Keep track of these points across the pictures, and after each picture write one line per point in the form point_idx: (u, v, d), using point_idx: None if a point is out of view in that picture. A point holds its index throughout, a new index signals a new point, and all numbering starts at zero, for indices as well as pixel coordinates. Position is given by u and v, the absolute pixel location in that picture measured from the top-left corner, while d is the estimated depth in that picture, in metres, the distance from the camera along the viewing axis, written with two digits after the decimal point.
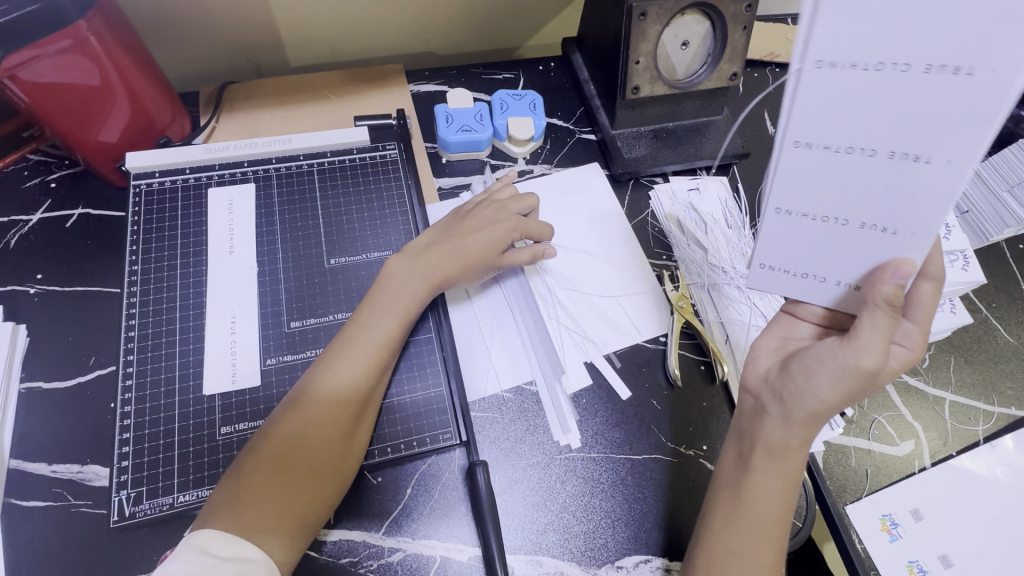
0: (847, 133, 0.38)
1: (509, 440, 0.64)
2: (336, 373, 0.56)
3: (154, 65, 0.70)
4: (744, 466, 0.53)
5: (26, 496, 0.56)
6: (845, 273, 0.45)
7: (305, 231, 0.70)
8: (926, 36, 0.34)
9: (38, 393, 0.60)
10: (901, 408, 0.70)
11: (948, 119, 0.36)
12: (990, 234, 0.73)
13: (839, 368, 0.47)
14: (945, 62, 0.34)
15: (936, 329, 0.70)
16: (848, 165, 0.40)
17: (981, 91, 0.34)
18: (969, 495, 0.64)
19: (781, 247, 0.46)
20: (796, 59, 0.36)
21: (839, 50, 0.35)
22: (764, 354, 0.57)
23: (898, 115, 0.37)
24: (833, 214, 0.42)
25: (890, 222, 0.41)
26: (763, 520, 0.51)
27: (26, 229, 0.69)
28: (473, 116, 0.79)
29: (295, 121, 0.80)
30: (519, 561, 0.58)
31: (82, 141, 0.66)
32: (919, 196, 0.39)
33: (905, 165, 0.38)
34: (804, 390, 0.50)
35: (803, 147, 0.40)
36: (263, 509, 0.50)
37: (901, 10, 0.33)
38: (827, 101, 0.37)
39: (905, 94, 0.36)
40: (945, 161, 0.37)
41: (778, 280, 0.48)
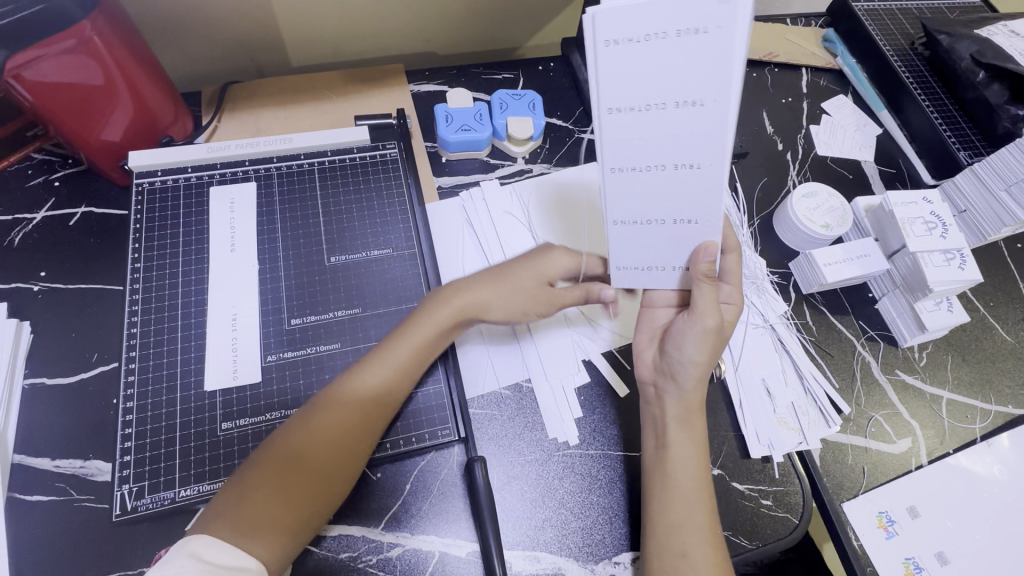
0: (640, 157, 0.47)
1: (507, 437, 0.64)
2: (366, 379, 0.57)
3: (157, 65, 0.71)
4: (659, 440, 0.59)
5: (29, 491, 0.56)
6: (675, 260, 0.54)
7: (306, 230, 0.70)
8: (662, 81, 0.42)
9: (41, 389, 0.61)
10: (899, 406, 0.71)
11: (704, 134, 0.44)
12: (987, 233, 0.74)
13: (700, 333, 0.56)
14: (688, 100, 0.43)
15: (933, 328, 0.70)
16: (651, 179, 0.48)
17: (716, 111, 0.43)
18: (965, 493, 0.65)
19: (630, 249, 0.54)
20: (595, 107, 0.44)
21: (620, 100, 0.44)
22: (646, 345, 0.64)
23: (675, 143, 0.46)
24: (651, 218, 0.51)
25: (694, 217, 0.50)
26: (690, 484, 0.56)
27: (29, 228, 0.69)
28: (472, 116, 0.79)
29: (297, 120, 0.80)
30: (517, 556, 0.59)
31: (85, 140, 0.67)
32: (706, 197, 0.48)
33: (686, 174, 0.47)
34: (678, 362, 0.59)
35: (618, 172, 0.48)
36: (274, 509, 0.51)
37: (646, 58, 0.42)
38: (625, 132, 0.45)
39: (666, 125, 0.45)
40: (712, 166, 0.46)
41: (632, 277, 0.56)
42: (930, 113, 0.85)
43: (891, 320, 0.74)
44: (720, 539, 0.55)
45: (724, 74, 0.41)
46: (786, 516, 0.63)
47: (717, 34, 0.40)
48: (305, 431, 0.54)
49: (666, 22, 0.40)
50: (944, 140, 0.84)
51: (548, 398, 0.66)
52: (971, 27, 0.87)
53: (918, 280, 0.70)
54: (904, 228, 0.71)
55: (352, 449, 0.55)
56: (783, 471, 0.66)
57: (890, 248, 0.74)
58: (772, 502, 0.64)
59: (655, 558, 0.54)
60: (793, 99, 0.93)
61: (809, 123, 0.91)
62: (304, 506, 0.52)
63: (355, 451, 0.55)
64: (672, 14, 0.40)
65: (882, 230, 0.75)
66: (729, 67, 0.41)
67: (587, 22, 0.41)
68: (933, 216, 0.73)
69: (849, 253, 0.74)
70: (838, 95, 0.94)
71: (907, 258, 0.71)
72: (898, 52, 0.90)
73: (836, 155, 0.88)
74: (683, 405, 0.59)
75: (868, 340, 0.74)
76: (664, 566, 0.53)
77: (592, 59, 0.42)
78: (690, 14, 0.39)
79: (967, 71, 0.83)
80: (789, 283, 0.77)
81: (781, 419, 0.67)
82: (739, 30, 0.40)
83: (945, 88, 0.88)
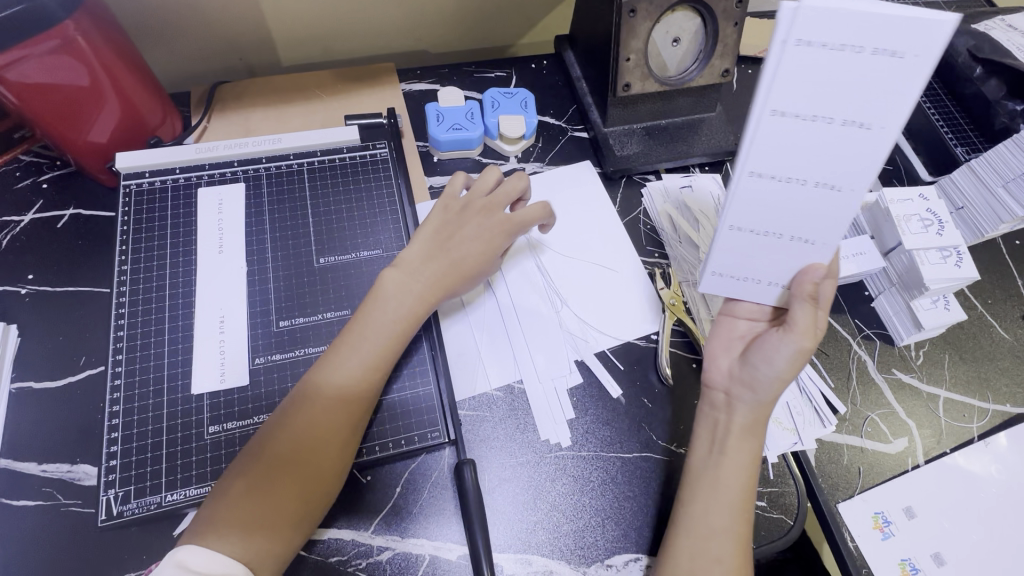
0: (786, 168, 0.48)
1: (500, 439, 0.64)
2: (339, 370, 0.56)
3: (144, 65, 0.70)
4: (717, 445, 0.58)
5: (15, 495, 0.56)
6: (776, 275, 0.56)
7: (295, 231, 0.70)
8: (835, 100, 0.44)
9: (28, 393, 0.61)
10: (895, 405, 0.70)
11: (850, 155, 0.47)
12: (984, 230, 0.73)
13: (791, 351, 0.55)
14: (856, 120, 0.45)
15: (931, 326, 0.69)
16: (785, 188, 0.50)
17: (885, 137, 0.46)
18: (961, 493, 0.64)
19: (728, 248, 0.55)
20: (758, 107, 0.45)
21: (787, 103, 0.45)
22: (720, 354, 0.62)
23: (829, 159, 0.48)
24: (770, 229, 0.53)
25: (810, 235, 0.52)
26: (735, 493, 0.55)
27: (17, 230, 0.69)
28: (464, 114, 0.78)
29: (286, 120, 0.80)
30: (508, 559, 0.58)
31: (71, 142, 0.66)
32: (836, 217, 0.51)
33: (824, 193, 0.49)
34: (762, 375, 0.58)
35: (756, 176, 0.49)
36: (254, 509, 0.50)
37: (839, 71, 0.43)
38: (782, 139, 0.47)
39: (829, 139, 0.46)
40: (851, 189, 0.49)
41: (727, 282, 0.58)
42: (927, 109, 0.85)
43: (888, 318, 0.74)
44: (748, 549, 0.55)
45: (902, 102, 0.44)
46: (780, 517, 0.63)
47: (913, 62, 0.42)
48: (281, 428, 0.54)
49: (869, 40, 0.41)
50: (941, 136, 0.83)
51: (539, 398, 0.65)
52: (968, 22, 0.86)
53: (915, 278, 0.69)
54: (899, 226, 0.70)
55: (327, 445, 0.54)
56: (777, 472, 0.65)
57: (886, 246, 0.73)
58: (766, 503, 0.63)
59: (685, 560, 0.53)
60: None
61: None
62: (285, 506, 0.51)
63: (333, 447, 0.54)
64: (876, 31, 0.41)
65: (878, 227, 0.74)
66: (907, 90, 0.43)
67: (787, 15, 0.41)
68: (929, 213, 0.72)
69: (845, 250, 0.73)
70: None
71: (903, 256, 0.70)
72: None
73: None
74: (751, 410, 0.58)
75: (864, 338, 0.74)
76: (693, 567, 0.53)
77: (773, 63, 0.43)
78: (887, 37, 0.41)
79: (964, 65, 0.83)
80: None
81: (776, 419, 0.66)
82: (934, 59, 0.42)
83: (942, 84, 0.87)
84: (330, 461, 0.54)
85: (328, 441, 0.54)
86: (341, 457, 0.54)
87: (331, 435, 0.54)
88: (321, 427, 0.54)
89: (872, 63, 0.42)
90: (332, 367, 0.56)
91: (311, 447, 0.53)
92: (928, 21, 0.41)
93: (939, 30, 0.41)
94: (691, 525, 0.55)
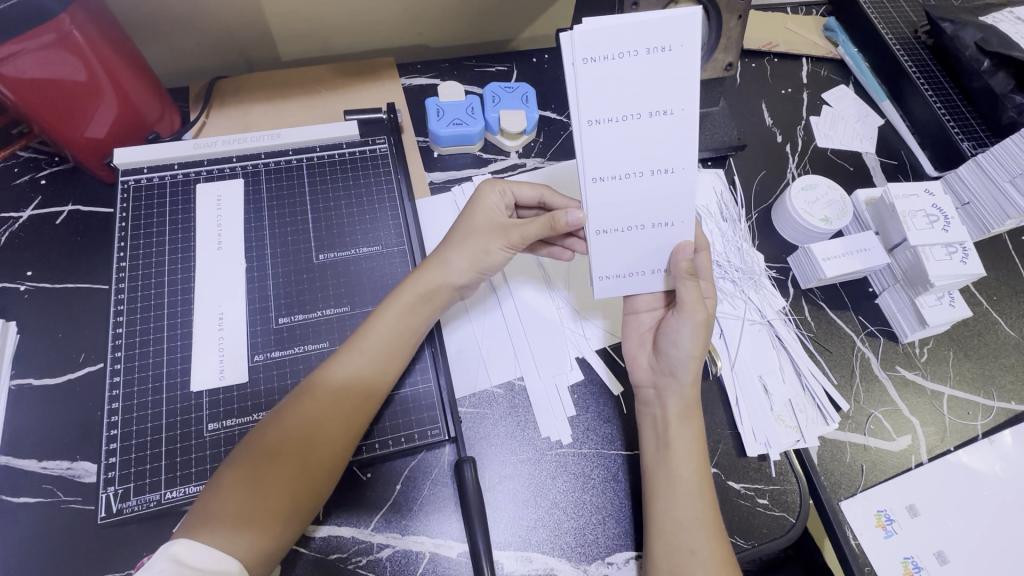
0: (621, 165, 0.51)
1: (500, 436, 0.63)
2: (346, 368, 0.57)
3: (142, 60, 0.70)
4: (663, 437, 0.58)
5: (14, 493, 0.56)
6: (656, 264, 0.57)
7: (295, 228, 0.69)
8: (633, 96, 0.48)
9: (28, 390, 0.60)
10: (899, 403, 0.69)
11: (674, 140, 0.50)
12: (991, 226, 0.73)
13: (692, 328, 0.57)
14: (660, 109, 0.49)
15: (935, 323, 0.68)
16: (630, 185, 0.52)
17: (688, 119, 0.49)
18: (965, 490, 0.64)
19: (609, 256, 0.56)
20: (576, 118, 0.49)
21: (598, 110, 0.49)
22: (638, 351, 0.64)
23: (653, 149, 0.50)
24: (633, 224, 0.54)
25: (670, 219, 0.54)
26: (692, 480, 0.56)
27: (16, 226, 0.69)
28: (464, 109, 0.77)
29: (286, 116, 0.79)
30: (508, 557, 0.58)
31: (69, 137, 0.66)
32: (684, 197, 0.53)
33: (664, 179, 0.52)
34: (674, 358, 0.59)
35: (600, 180, 0.52)
36: (249, 498, 0.50)
37: (622, 74, 0.47)
38: (605, 142, 0.50)
39: (647, 133, 0.50)
40: (684, 169, 0.52)
41: (618, 285, 0.58)
42: (933, 103, 0.83)
43: (891, 315, 0.73)
44: (723, 535, 0.54)
45: (690, 86, 0.48)
46: (781, 515, 0.62)
47: (682, 51, 0.47)
48: (280, 420, 0.54)
49: (638, 43, 0.47)
50: (947, 130, 0.82)
51: (540, 395, 0.65)
52: (975, 14, 0.85)
53: (919, 274, 0.68)
54: (904, 222, 0.69)
55: (329, 439, 0.54)
56: (780, 470, 0.64)
57: (891, 242, 0.72)
58: (768, 500, 0.63)
59: (661, 556, 0.53)
60: (792, 90, 0.91)
61: (809, 114, 0.89)
62: (279, 498, 0.51)
63: (335, 442, 0.54)
64: (638, 35, 0.46)
65: (882, 222, 0.74)
66: (691, 75, 0.48)
67: (567, 40, 0.46)
68: (935, 208, 0.71)
69: (849, 247, 0.73)
70: (840, 85, 0.92)
71: (907, 252, 0.70)
72: (901, 40, 0.88)
73: (836, 147, 0.86)
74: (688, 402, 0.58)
75: (868, 335, 0.73)
76: (673, 564, 0.52)
77: (572, 81, 0.47)
78: (655, 36, 0.47)
79: (971, 59, 0.81)
80: (787, 278, 0.76)
81: (779, 417, 0.66)
82: (698, 45, 0.47)
83: (949, 77, 0.86)
84: (330, 455, 0.54)
85: (329, 434, 0.54)
86: (342, 452, 0.54)
87: (334, 428, 0.54)
88: (323, 419, 0.54)
89: (657, 59, 0.47)
90: (337, 362, 0.57)
91: (312, 440, 0.53)
92: (664, 17, 0.46)
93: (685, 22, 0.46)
94: (663, 521, 0.54)
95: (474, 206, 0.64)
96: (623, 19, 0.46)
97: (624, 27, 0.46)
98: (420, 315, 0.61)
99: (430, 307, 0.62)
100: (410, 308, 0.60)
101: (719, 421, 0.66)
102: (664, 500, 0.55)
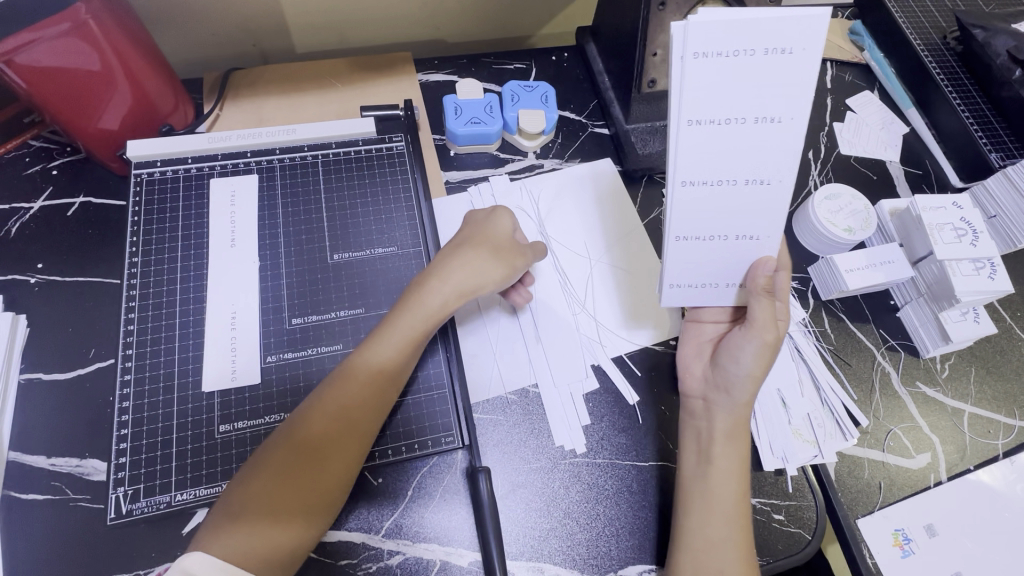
0: (712, 171, 0.52)
1: (514, 444, 0.62)
2: (373, 361, 0.55)
3: (158, 51, 0.69)
4: (707, 459, 0.57)
5: (24, 489, 0.55)
6: (730, 277, 0.58)
7: (309, 226, 0.68)
8: (732, 98, 0.50)
9: (38, 385, 0.60)
10: (919, 419, 0.68)
11: (781, 147, 0.51)
12: (1019, 241, 0.71)
13: (757, 347, 0.57)
14: (768, 116, 0.50)
15: (959, 340, 0.67)
16: (721, 190, 0.53)
17: (795, 127, 0.51)
18: (984, 511, 0.63)
19: (677, 262, 0.57)
20: (676, 117, 0.50)
21: (701, 112, 0.50)
22: (692, 360, 0.64)
23: (754, 157, 0.52)
24: (714, 233, 0.56)
25: (754, 232, 0.55)
26: (730, 500, 0.55)
27: (26, 218, 0.68)
28: (482, 108, 0.76)
29: (301, 110, 0.78)
30: (520, 567, 0.57)
31: (82, 129, 0.65)
32: (772, 209, 0.54)
33: (756, 188, 0.53)
34: (732, 374, 0.59)
35: (689, 184, 0.53)
36: (269, 499, 0.49)
37: (738, 71, 0.49)
38: (700, 143, 0.51)
39: (749, 138, 0.51)
40: (779, 180, 0.53)
41: (687, 293, 0.59)
42: (962, 111, 0.82)
43: (913, 330, 0.71)
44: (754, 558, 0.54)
45: (803, 92, 0.49)
46: (797, 531, 0.61)
47: (804, 55, 0.48)
48: (298, 419, 0.53)
49: (758, 44, 0.48)
50: (975, 140, 0.80)
51: (555, 404, 0.64)
52: (1007, 22, 0.83)
53: (945, 289, 0.67)
54: (931, 235, 0.68)
55: (346, 437, 0.53)
56: (796, 485, 0.63)
57: (916, 254, 0.71)
58: (783, 516, 0.62)
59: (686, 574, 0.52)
60: (816, 94, 0.89)
61: (833, 119, 0.87)
62: (298, 498, 0.50)
63: (360, 439, 0.54)
64: (768, 35, 0.48)
65: (908, 234, 0.72)
66: (804, 78, 0.49)
67: (680, 31, 0.48)
68: (963, 222, 0.69)
69: (872, 258, 0.72)
70: (864, 91, 0.90)
71: (933, 266, 0.68)
72: (929, 46, 0.86)
73: (860, 154, 0.85)
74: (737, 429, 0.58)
75: (888, 350, 0.72)
76: None
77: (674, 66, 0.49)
78: (777, 37, 0.48)
79: (1002, 68, 0.80)
80: (808, 288, 0.74)
81: (797, 431, 0.65)
82: (820, 48, 0.48)
83: (978, 86, 0.84)
84: (355, 450, 0.53)
85: (357, 429, 0.53)
86: (359, 450, 0.53)
87: (361, 423, 0.54)
88: (338, 418, 0.53)
89: (776, 63, 0.48)
90: (364, 351, 0.56)
91: (338, 437, 0.53)
92: (807, 20, 0.47)
93: (819, 23, 0.47)
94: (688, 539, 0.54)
95: (484, 223, 0.64)
96: (736, 18, 0.47)
97: (752, 25, 0.47)
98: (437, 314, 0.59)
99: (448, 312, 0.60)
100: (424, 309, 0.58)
101: None
102: (696, 521, 0.54)
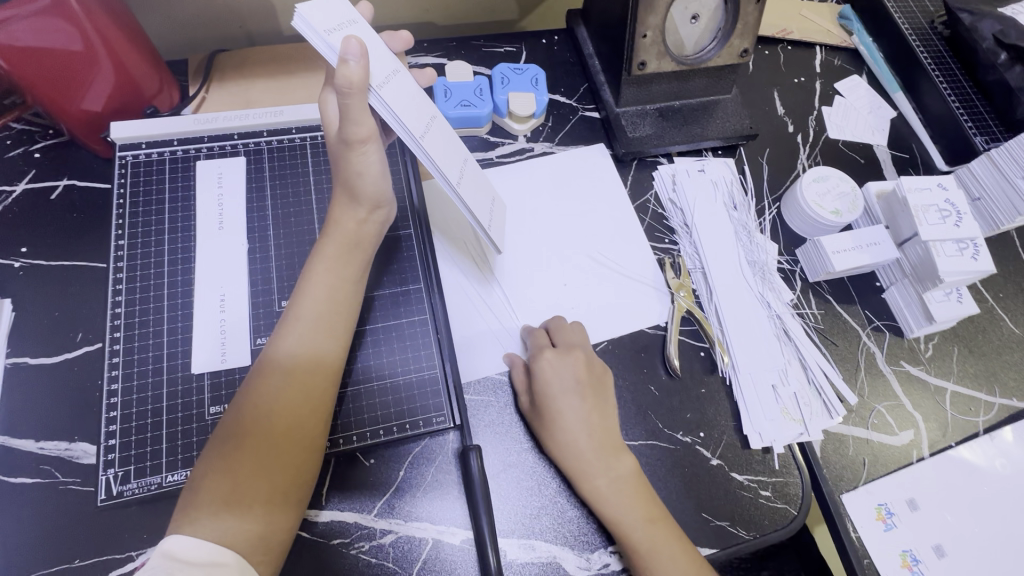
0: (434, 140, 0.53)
1: (505, 425, 0.63)
2: (299, 341, 0.54)
3: (141, 31, 0.67)
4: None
5: (11, 473, 0.55)
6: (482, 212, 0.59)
7: (298, 208, 0.68)
8: (376, 58, 0.49)
9: (24, 368, 0.59)
10: (902, 398, 0.69)
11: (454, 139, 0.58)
12: (1000, 222, 0.73)
13: (564, 360, 0.61)
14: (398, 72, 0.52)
15: (942, 319, 0.68)
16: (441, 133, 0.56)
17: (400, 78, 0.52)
18: (965, 485, 0.64)
19: (439, 156, 0.53)
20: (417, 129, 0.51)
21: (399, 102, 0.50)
22: (578, 429, 0.58)
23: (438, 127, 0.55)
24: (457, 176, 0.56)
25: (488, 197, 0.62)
26: None
27: (9, 201, 0.67)
28: (472, 91, 0.76)
29: (287, 92, 0.77)
30: (512, 545, 0.58)
31: (65, 110, 0.64)
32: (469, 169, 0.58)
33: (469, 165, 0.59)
34: (560, 383, 0.60)
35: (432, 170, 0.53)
36: (230, 487, 0.48)
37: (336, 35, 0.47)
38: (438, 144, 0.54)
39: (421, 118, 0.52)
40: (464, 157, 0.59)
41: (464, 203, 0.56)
42: (948, 96, 0.82)
43: (898, 310, 0.73)
44: None
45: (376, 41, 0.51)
46: (783, 507, 0.62)
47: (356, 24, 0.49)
48: (250, 403, 0.51)
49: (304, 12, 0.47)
50: (960, 124, 0.81)
51: None
52: (993, 6, 0.83)
53: (929, 270, 0.68)
54: (915, 217, 0.69)
55: (300, 423, 0.52)
56: (782, 462, 0.64)
57: (902, 236, 0.72)
58: (770, 492, 0.62)
59: None
60: (805, 78, 0.90)
61: (820, 104, 0.88)
62: (260, 487, 0.49)
63: (308, 421, 0.52)
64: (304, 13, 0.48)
65: (893, 216, 0.73)
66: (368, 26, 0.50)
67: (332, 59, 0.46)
68: (947, 203, 0.70)
69: (858, 240, 0.72)
70: (853, 75, 0.91)
71: (917, 247, 0.69)
72: (917, 29, 0.87)
73: (848, 138, 0.85)
74: (635, 516, 0.56)
75: (873, 330, 0.73)
76: None
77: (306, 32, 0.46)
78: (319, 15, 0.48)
79: (988, 52, 0.81)
80: (795, 270, 0.75)
81: (784, 409, 0.65)
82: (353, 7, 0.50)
83: (963, 69, 0.84)
84: (306, 434, 0.52)
85: (302, 414, 0.52)
86: (319, 431, 0.53)
87: (304, 408, 0.52)
88: (293, 404, 0.52)
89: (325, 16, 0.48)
90: (291, 332, 0.54)
91: (285, 423, 0.51)
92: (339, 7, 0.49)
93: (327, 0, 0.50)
94: None
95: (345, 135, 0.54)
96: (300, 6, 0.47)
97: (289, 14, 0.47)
98: (351, 269, 0.58)
99: (359, 253, 0.59)
100: (338, 257, 0.57)
101: (724, 413, 0.66)
102: None
